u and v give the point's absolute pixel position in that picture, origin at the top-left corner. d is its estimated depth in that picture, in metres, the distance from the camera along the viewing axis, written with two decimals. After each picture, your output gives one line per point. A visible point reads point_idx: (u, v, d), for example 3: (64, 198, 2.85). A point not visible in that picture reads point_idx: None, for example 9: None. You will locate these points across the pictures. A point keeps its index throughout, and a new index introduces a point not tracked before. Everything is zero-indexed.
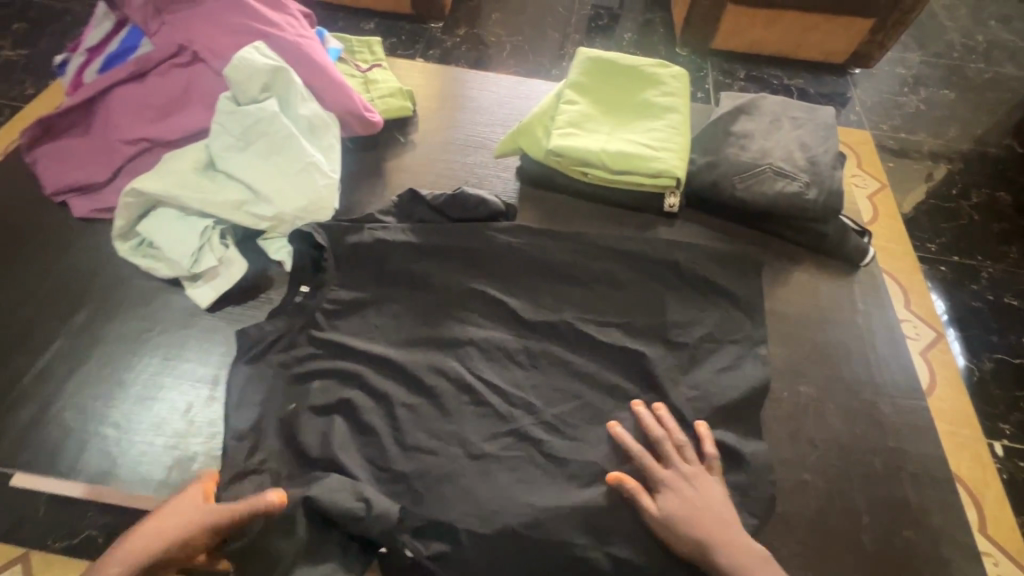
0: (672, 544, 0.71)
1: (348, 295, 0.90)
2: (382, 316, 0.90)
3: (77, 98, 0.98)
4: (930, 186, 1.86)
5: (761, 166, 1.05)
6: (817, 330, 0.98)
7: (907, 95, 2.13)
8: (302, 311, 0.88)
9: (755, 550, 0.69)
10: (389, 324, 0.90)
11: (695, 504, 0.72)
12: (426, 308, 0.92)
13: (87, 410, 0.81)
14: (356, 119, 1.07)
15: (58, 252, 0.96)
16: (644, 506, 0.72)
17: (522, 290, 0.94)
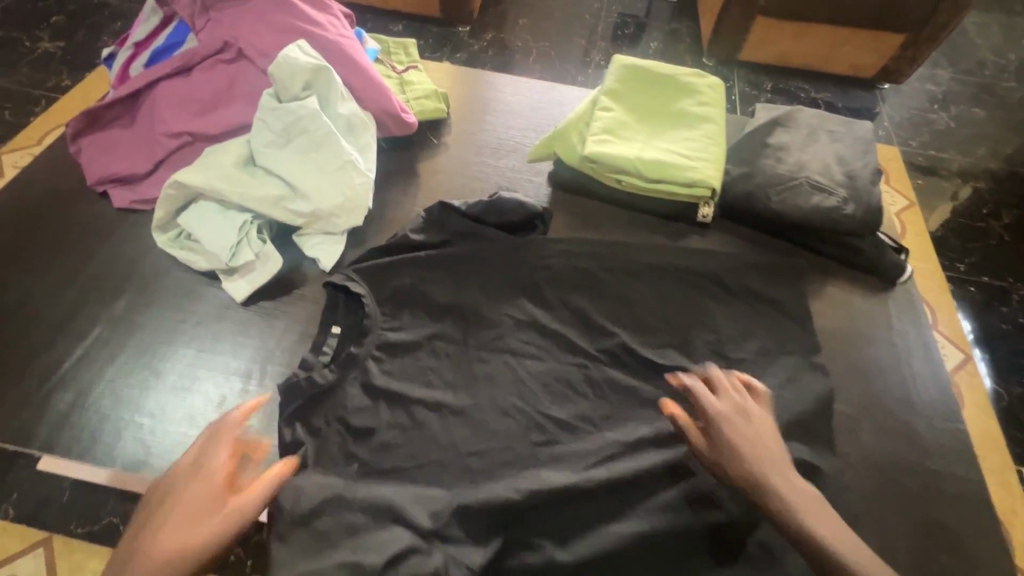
0: (730, 480, 0.73)
1: (391, 336, 0.88)
2: (436, 356, 0.88)
3: (123, 91, 1.00)
4: (960, 205, 1.83)
5: (797, 179, 1.04)
6: (853, 350, 0.97)
7: (936, 112, 2.10)
8: (354, 363, 0.84)
9: (807, 490, 0.70)
10: (445, 367, 0.87)
11: (741, 444, 0.73)
12: (478, 348, 0.90)
13: (123, 398, 0.82)
14: (393, 119, 1.07)
15: (100, 239, 0.98)
16: (690, 434, 0.77)
17: (552, 299, 0.94)
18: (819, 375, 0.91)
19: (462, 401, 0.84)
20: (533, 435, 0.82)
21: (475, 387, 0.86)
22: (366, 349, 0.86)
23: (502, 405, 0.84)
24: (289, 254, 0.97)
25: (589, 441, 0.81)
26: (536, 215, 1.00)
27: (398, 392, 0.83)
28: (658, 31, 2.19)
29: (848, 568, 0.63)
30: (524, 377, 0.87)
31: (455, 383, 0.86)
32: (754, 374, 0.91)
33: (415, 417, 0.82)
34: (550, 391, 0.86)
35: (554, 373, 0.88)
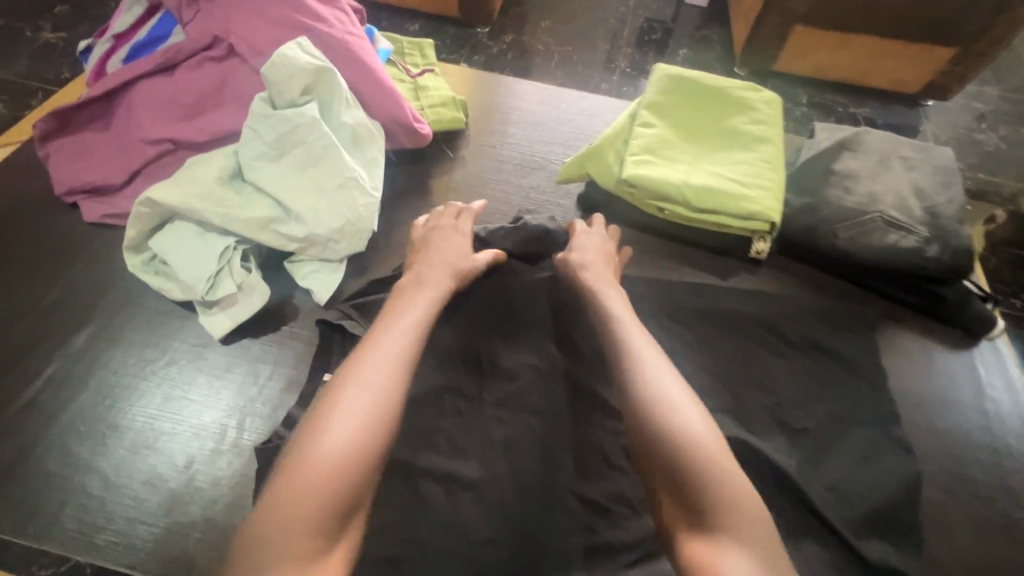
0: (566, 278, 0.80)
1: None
2: (444, 416, 0.74)
3: (98, 90, 0.87)
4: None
5: (870, 214, 0.89)
6: (938, 420, 0.82)
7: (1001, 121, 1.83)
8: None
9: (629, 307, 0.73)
10: (455, 429, 0.74)
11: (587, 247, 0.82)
12: (494, 406, 0.76)
13: (73, 455, 0.69)
14: (404, 130, 0.94)
15: (65, 260, 0.85)
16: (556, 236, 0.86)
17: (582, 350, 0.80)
18: (900, 455, 0.76)
19: (475, 473, 0.70)
20: (561, 518, 0.68)
21: (491, 455, 0.72)
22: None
23: (523, 478, 0.71)
24: (280, 282, 0.84)
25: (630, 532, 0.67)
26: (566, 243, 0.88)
27: (402, 457, 0.70)
28: (690, 24, 1.99)
29: (628, 371, 0.64)
30: (549, 444, 0.73)
31: (466, 450, 0.72)
32: (822, 448, 0.77)
33: (421, 491, 0.69)
34: (581, 461, 0.72)
35: (585, 440, 0.74)
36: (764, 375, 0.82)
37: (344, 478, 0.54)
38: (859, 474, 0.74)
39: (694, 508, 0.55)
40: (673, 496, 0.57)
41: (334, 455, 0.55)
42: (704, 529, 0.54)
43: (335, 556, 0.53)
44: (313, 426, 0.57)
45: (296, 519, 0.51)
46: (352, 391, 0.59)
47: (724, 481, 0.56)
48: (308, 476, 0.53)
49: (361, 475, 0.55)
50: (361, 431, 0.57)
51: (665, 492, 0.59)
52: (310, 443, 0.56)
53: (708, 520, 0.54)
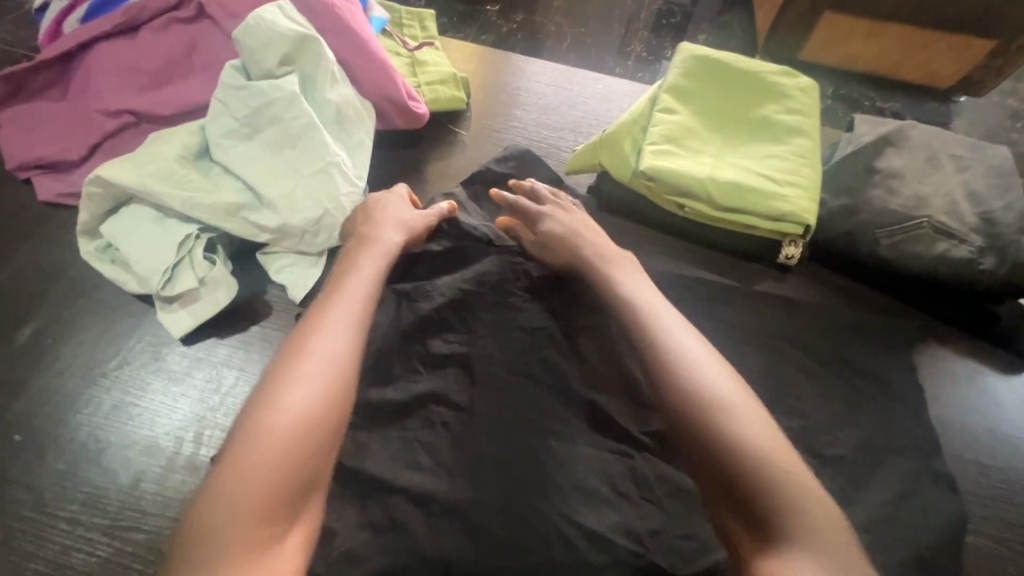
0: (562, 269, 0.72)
1: (376, 395, 0.67)
2: (429, 426, 0.66)
3: (52, 53, 0.78)
4: None
5: (917, 218, 0.79)
6: (986, 454, 0.73)
7: None
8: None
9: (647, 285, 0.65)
10: (440, 441, 0.65)
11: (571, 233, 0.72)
12: (486, 419, 0.67)
13: (7, 465, 0.61)
14: (396, 107, 0.84)
15: (15, 244, 0.76)
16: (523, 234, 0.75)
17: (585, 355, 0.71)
18: (946, 495, 0.67)
19: (459, 494, 0.62)
20: (557, 543, 0.60)
21: (480, 473, 0.63)
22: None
23: (513, 496, 0.62)
24: (252, 275, 0.75)
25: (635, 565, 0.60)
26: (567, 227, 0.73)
27: (381, 468, 0.63)
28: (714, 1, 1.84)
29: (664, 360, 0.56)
30: (544, 461, 0.65)
31: (451, 467, 0.64)
32: (857, 480, 0.68)
33: (398, 513, 0.61)
34: (581, 486, 0.63)
35: (585, 465, 0.65)
36: (792, 394, 0.73)
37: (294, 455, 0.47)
38: (900, 516, 0.65)
39: (758, 523, 0.47)
40: (733, 506, 0.49)
41: (281, 437, 0.48)
42: (776, 549, 0.46)
43: (288, 545, 0.46)
44: (256, 405, 0.49)
45: (241, 510, 0.44)
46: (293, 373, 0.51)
47: (794, 492, 0.48)
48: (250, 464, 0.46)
49: (314, 455, 0.49)
50: (312, 410, 0.50)
51: (723, 504, 0.50)
52: (251, 423, 0.48)
53: (771, 531, 0.47)
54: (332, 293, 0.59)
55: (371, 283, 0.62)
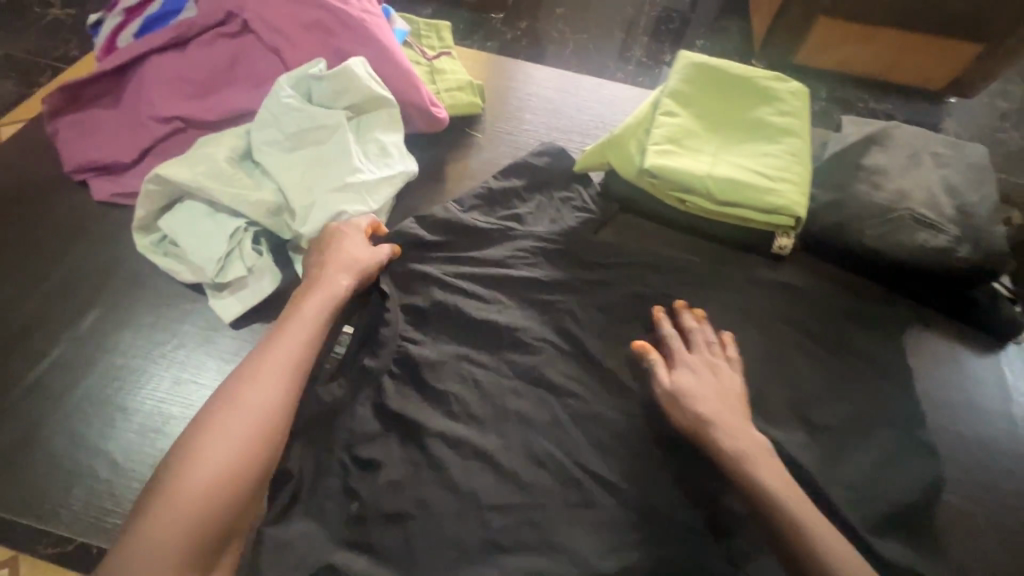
0: (675, 417, 0.70)
1: (413, 349, 0.75)
2: (462, 381, 0.74)
3: (108, 65, 0.85)
4: None
5: (897, 210, 0.87)
6: (962, 423, 0.80)
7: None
8: (367, 375, 0.73)
9: (757, 441, 0.67)
10: (471, 394, 0.73)
11: (709, 394, 0.70)
12: (513, 377, 0.75)
13: (81, 436, 0.69)
14: (420, 113, 0.91)
15: (75, 238, 0.84)
16: (659, 375, 0.72)
17: (600, 326, 0.81)
18: (925, 458, 0.74)
19: (489, 440, 0.70)
20: (572, 495, 0.68)
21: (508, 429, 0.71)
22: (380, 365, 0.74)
23: (534, 450, 0.70)
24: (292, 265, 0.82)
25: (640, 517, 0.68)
26: (570, 229, 0.87)
27: (415, 430, 0.70)
28: (712, 8, 1.92)
29: (783, 511, 0.61)
30: (565, 420, 0.73)
31: (482, 416, 0.72)
32: (841, 445, 0.75)
33: (433, 470, 0.68)
34: (594, 440, 0.72)
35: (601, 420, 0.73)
36: (785, 369, 0.80)
37: (207, 510, 0.53)
38: (882, 476, 0.72)
39: None
40: None
41: (192, 492, 0.53)
42: None
43: None
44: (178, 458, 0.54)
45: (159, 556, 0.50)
46: (214, 427, 0.56)
47: None
48: (161, 519, 0.51)
49: (228, 504, 0.54)
50: (231, 461, 0.55)
51: None
52: (172, 475, 0.53)
53: None
54: (268, 349, 0.63)
55: (312, 334, 0.65)
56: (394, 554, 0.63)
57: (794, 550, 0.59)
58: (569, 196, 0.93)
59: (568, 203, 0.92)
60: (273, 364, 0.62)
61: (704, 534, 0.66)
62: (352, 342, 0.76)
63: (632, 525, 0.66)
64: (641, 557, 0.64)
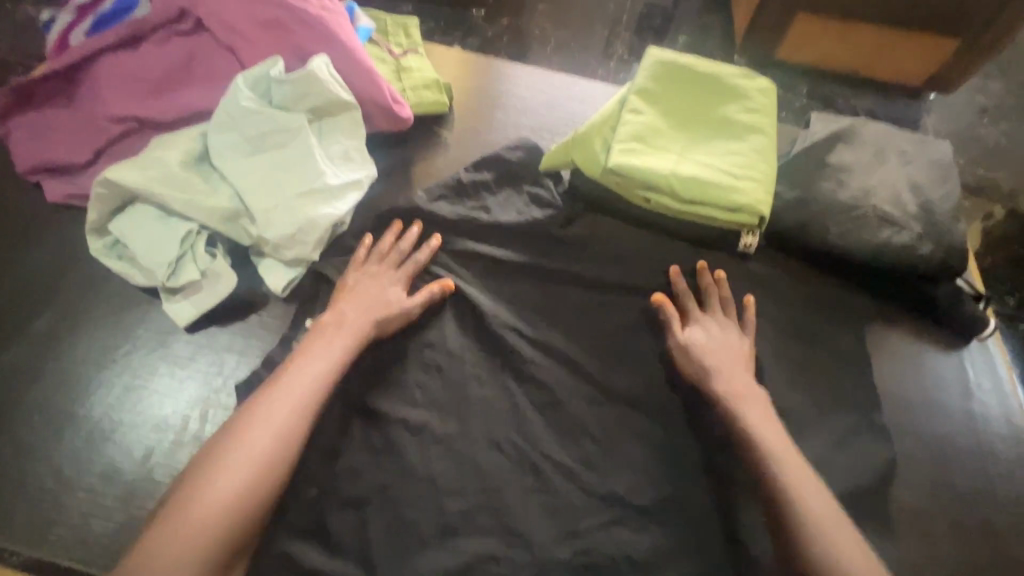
0: (687, 368, 0.75)
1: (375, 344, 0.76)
2: (425, 370, 0.75)
3: (59, 64, 0.83)
4: (998, 227, 1.54)
5: (862, 207, 0.87)
6: (923, 420, 0.80)
7: (1008, 116, 1.73)
8: None
9: (759, 396, 0.71)
10: (433, 383, 0.75)
11: (716, 354, 0.74)
12: (476, 366, 0.76)
13: (28, 445, 0.67)
14: (382, 112, 0.90)
15: (28, 239, 0.82)
16: (674, 330, 0.77)
17: (567, 323, 0.81)
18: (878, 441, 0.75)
19: (449, 428, 0.72)
20: (528, 481, 0.70)
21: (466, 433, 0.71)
22: None
23: (493, 437, 0.72)
24: (251, 267, 0.81)
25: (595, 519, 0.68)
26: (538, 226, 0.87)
27: (376, 420, 0.72)
28: (693, 3, 1.91)
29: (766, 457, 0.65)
30: (526, 408, 0.74)
31: (443, 406, 0.73)
32: (804, 432, 0.75)
33: (392, 458, 0.69)
34: (556, 433, 0.73)
35: (561, 408, 0.75)
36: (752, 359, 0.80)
37: (230, 521, 0.56)
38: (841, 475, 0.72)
39: None
40: None
41: (220, 502, 0.56)
42: None
43: None
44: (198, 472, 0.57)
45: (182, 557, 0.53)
46: (242, 441, 0.59)
47: None
48: (189, 524, 0.54)
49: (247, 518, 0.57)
50: (254, 466, 0.58)
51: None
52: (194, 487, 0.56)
53: None
54: (300, 364, 0.66)
55: (342, 357, 0.68)
56: (355, 550, 0.65)
57: (770, 494, 0.63)
58: (540, 193, 0.91)
59: (538, 201, 0.89)
60: (302, 381, 0.64)
61: (653, 518, 0.69)
62: None
63: (585, 510, 0.69)
64: (597, 550, 0.66)
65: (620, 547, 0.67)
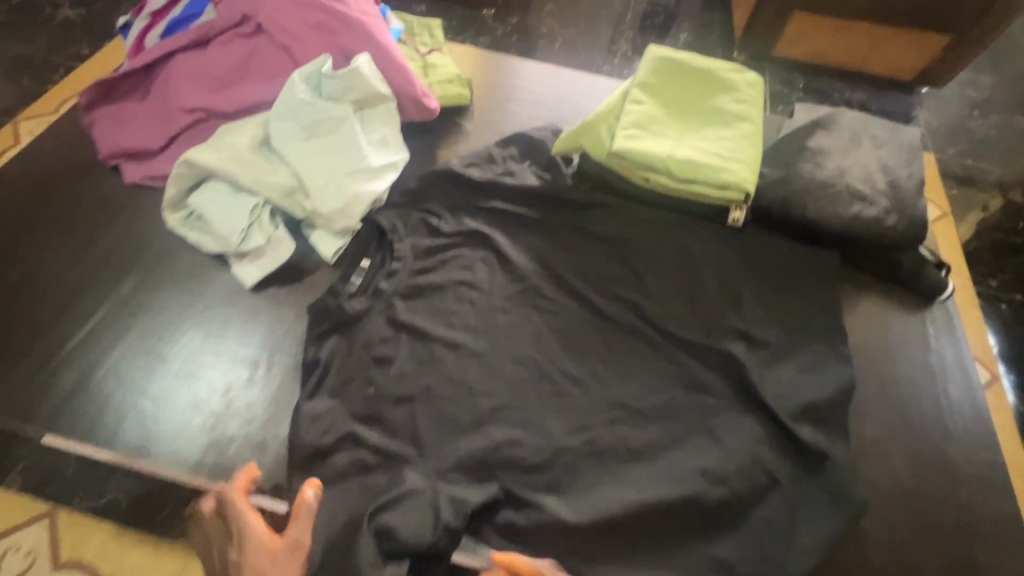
0: None
1: (419, 278, 0.91)
2: (459, 301, 0.91)
3: (138, 63, 0.96)
4: (988, 218, 1.61)
5: (837, 185, 0.98)
6: (887, 367, 0.92)
7: (991, 110, 1.83)
8: (370, 333, 0.86)
9: None
10: (467, 311, 0.90)
11: None
12: (502, 299, 0.92)
13: (129, 381, 0.81)
14: (414, 103, 1.03)
15: (112, 213, 0.95)
16: None
17: (575, 285, 0.94)
18: (843, 365, 0.88)
19: (481, 345, 0.87)
20: (545, 387, 0.85)
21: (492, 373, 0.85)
22: (379, 323, 0.86)
23: (517, 354, 0.87)
24: (304, 237, 0.94)
25: (602, 444, 0.81)
26: (548, 200, 1.01)
27: (420, 335, 0.86)
28: (693, 4, 2.02)
29: None
30: (543, 332, 0.90)
31: (475, 327, 0.89)
32: (780, 370, 0.87)
33: (431, 375, 0.84)
34: (568, 375, 0.86)
35: (572, 334, 0.90)
36: (736, 302, 0.94)
37: None
38: (817, 409, 0.84)
39: None
40: None
41: None
42: None
43: None
44: None
45: None
46: None
47: None
48: None
49: None
50: None
51: None
52: None
53: None
54: None
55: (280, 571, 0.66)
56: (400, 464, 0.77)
57: None
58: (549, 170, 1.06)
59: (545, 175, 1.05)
60: None
61: (650, 417, 0.84)
62: (368, 273, 0.92)
63: (592, 410, 0.84)
64: (601, 466, 0.79)
65: (621, 439, 0.81)
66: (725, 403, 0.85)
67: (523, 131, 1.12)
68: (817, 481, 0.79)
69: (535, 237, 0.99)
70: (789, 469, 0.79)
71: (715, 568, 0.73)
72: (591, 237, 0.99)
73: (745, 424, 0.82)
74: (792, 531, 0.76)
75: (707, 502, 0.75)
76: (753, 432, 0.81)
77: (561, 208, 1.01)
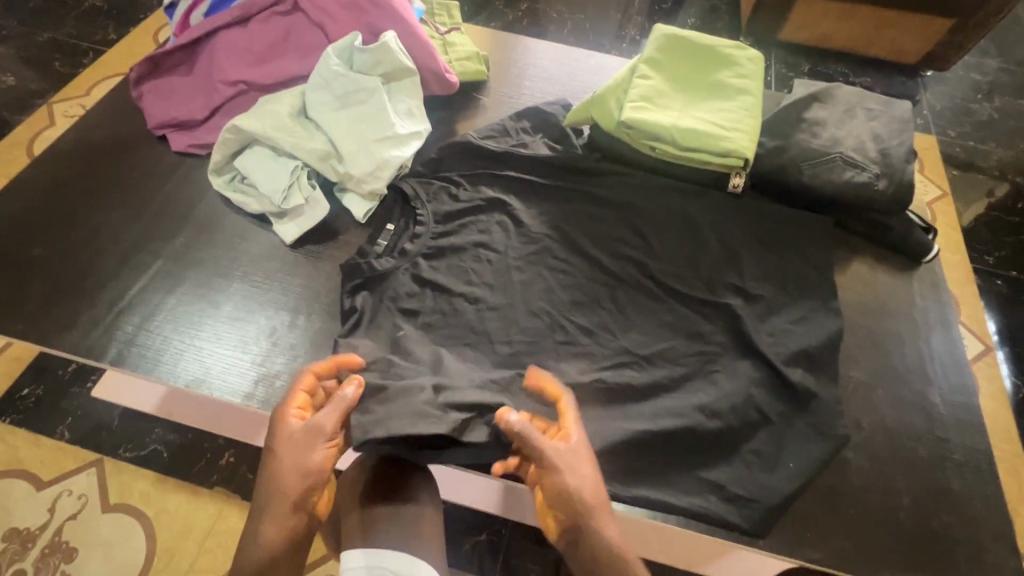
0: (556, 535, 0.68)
1: (441, 240, 0.99)
2: (477, 260, 0.99)
3: (185, 39, 1.05)
4: (991, 202, 1.64)
5: (831, 154, 1.04)
6: (874, 321, 1.00)
7: (991, 93, 1.87)
8: (397, 287, 0.94)
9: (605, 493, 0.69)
10: (484, 269, 0.98)
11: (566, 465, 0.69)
12: (517, 259, 1.00)
13: (185, 323, 0.90)
14: (436, 78, 1.11)
15: (162, 178, 1.04)
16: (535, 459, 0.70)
17: (585, 245, 1.02)
18: (832, 317, 0.96)
19: (498, 298, 0.96)
20: (557, 335, 0.94)
21: (509, 321, 0.94)
22: (405, 279, 0.95)
23: (532, 306, 0.96)
24: (337, 200, 1.03)
25: (609, 384, 0.89)
26: (560, 166, 1.09)
27: (443, 289, 0.95)
28: None
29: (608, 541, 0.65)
30: (555, 286, 0.98)
31: (492, 283, 0.97)
32: (773, 320, 0.95)
33: (455, 320, 0.93)
34: (578, 325, 0.95)
35: (582, 288, 0.98)
36: (734, 261, 1.02)
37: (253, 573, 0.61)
38: (807, 354, 0.91)
39: None
40: None
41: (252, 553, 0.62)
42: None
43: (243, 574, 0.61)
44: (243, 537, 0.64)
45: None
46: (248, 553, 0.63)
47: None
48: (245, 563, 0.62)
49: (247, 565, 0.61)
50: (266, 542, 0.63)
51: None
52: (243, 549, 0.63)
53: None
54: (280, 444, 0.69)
55: (315, 432, 0.70)
56: None
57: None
58: (561, 141, 1.14)
59: (557, 145, 1.13)
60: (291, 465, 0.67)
61: (653, 361, 0.92)
62: (392, 237, 0.99)
63: (600, 355, 0.92)
64: (607, 403, 0.88)
65: (626, 380, 0.90)
66: (722, 350, 0.93)
67: (536, 106, 1.19)
68: (804, 418, 0.87)
69: (548, 202, 1.07)
70: (779, 407, 0.87)
71: (708, 488, 0.82)
72: (600, 202, 1.07)
73: (740, 368, 0.90)
74: (780, 460, 0.84)
75: (703, 431, 0.84)
76: (746, 375, 0.89)
77: (571, 177, 1.09)
